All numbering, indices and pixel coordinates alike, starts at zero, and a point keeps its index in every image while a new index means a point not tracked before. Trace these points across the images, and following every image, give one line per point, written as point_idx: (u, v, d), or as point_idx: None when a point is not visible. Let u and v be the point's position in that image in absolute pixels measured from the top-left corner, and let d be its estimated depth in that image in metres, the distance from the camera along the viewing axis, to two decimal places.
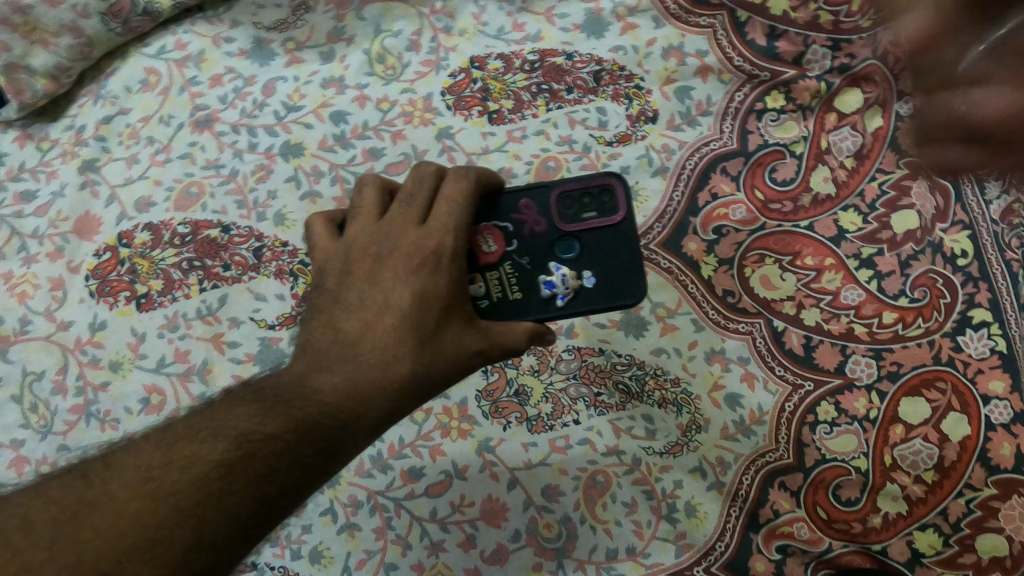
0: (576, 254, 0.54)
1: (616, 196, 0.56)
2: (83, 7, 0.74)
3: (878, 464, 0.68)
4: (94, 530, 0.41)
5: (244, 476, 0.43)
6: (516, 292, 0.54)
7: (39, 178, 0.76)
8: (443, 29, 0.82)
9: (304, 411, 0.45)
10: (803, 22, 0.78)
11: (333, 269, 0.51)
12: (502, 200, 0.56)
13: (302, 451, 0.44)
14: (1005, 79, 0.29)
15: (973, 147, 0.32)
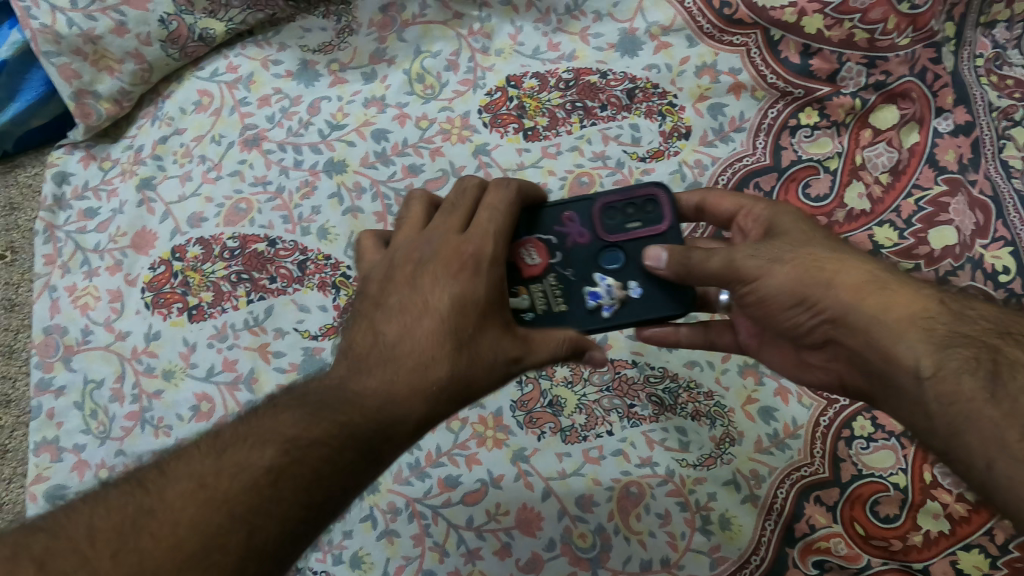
0: (621, 265, 0.55)
1: (660, 206, 0.57)
2: (145, 35, 0.78)
3: (918, 481, 0.68)
4: (154, 538, 0.39)
5: (289, 479, 0.42)
6: (560, 303, 0.55)
7: (101, 196, 0.81)
8: (480, 50, 0.84)
9: (348, 415, 0.45)
10: (838, 40, 0.77)
11: (376, 276, 0.52)
12: (545, 213, 0.57)
13: (343, 455, 0.44)
14: (765, 277, 0.50)
15: (756, 311, 0.52)
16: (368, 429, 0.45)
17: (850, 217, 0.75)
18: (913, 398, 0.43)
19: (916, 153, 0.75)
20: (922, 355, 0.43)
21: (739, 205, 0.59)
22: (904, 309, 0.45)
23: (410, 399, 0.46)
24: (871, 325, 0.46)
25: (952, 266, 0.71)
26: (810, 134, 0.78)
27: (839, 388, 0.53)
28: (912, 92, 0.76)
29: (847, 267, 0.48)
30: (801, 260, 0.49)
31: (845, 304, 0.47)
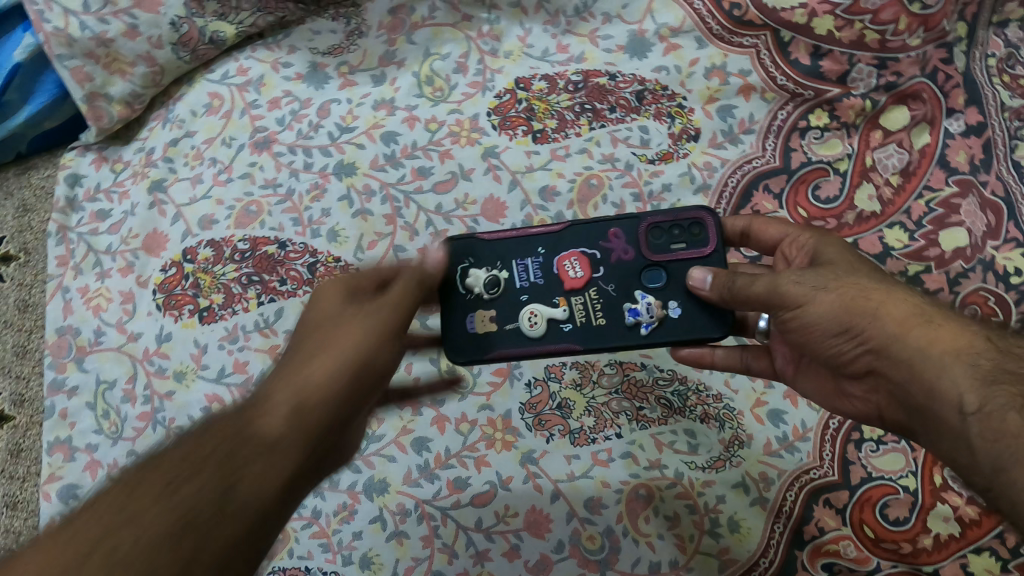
0: (663, 285, 0.56)
1: (707, 230, 0.57)
2: (156, 38, 0.79)
3: (928, 484, 0.68)
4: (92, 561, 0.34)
5: (138, 520, 0.36)
6: (600, 317, 0.56)
7: (113, 198, 0.81)
8: (489, 52, 0.84)
9: (200, 444, 0.40)
10: (848, 41, 0.77)
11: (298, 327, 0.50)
12: (593, 227, 0.59)
13: (201, 482, 0.38)
14: (809, 304, 0.49)
15: (795, 338, 0.51)
16: (150, 463, 0.39)
17: (861, 218, 0.75)
18: (957, 434, 0.43)
19: (927, 155, 0.75)
20: (968, 390, 0.43)
21: (784, 233, 0.59)
22: (949, 343, 0.45)
23: (263, 416, 0.42)
24: (915, 357, 0.45)
25: (963, 267, 0.71)
26: (819, 136, 0.78)
27: (876, 420, 0.53)
28: (924, 93, 0.75)
29: (893, 297, 0.47)
30: (846, 289, 0.48)
31: (890, 335, 0.46)
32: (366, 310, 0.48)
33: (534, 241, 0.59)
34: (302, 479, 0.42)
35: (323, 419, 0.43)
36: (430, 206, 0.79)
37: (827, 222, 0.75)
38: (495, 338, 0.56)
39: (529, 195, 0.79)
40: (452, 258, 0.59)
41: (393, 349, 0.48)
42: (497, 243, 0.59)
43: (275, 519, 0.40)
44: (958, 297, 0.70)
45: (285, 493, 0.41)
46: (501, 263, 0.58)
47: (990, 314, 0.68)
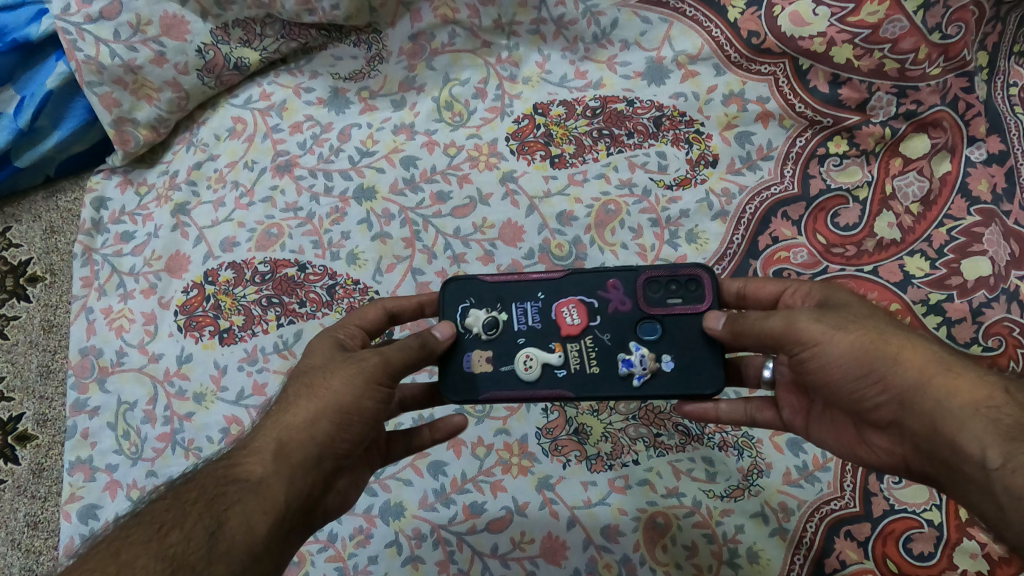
0: (657, 338, 0.58)
1: (703, 287, 0.58)
2: (183, 65, 0.80)
3: (953, 518, 0.67)
4: (122, 562, 0.41)
5: (137, 562, 0.41)
6: (594, 366, 0.57)
7: (137, 220, 0.82)
8: (508, 78, 0.85)
9: (195, 487, 0.46)
10: (867, 70, 0.76)
11: (293, 373, 0.54)
12: (592, 276, 0.60)
13: (193, 524, 0.44)
14: (829, 347, 0.48)
15: (814, 381, 0.51)
16: (167, 499, 0.46)
17: (881, 246, 0.75)
18: (984, 490, 0.43)
19: (948, 183, 0.74)
20: (990, 445, 0.42)
21: (784, 287, 0.58)
22: (968, 395, 0.44)
23: (252, 458, 0.48)
24: (937, 408, 0.45)
25: (986, 297, 0.70)
26: (838, 164, 0.78)
27: (901, 471, 0.52)
28: (944, 122, 0.75)
29: (912, 344, 0.47)
30: (866, 331, 0.48)
31: (911, 384, 0.46)
32: (351, 357, 0.52)
33: (533, 286, 0.60)
34: (290, 513, 0.48)
35: (305, 460, 0.49)
36: (448, 229, 0.80)
37: (846, 250, 0.75)
38: (490, 378, 0.58)
39: (547, 220, 0.80)
40: (454, 298, 0.61)
41: (377, 396, 0.51)
42: (498, 285, 0.61)
43: (264, 551, 0.46)
44: (981, 328, 0.69)
45: (273, 527, 0.46)
46: (501, 305, 0.60)
47: (1015, 344, 0.68)
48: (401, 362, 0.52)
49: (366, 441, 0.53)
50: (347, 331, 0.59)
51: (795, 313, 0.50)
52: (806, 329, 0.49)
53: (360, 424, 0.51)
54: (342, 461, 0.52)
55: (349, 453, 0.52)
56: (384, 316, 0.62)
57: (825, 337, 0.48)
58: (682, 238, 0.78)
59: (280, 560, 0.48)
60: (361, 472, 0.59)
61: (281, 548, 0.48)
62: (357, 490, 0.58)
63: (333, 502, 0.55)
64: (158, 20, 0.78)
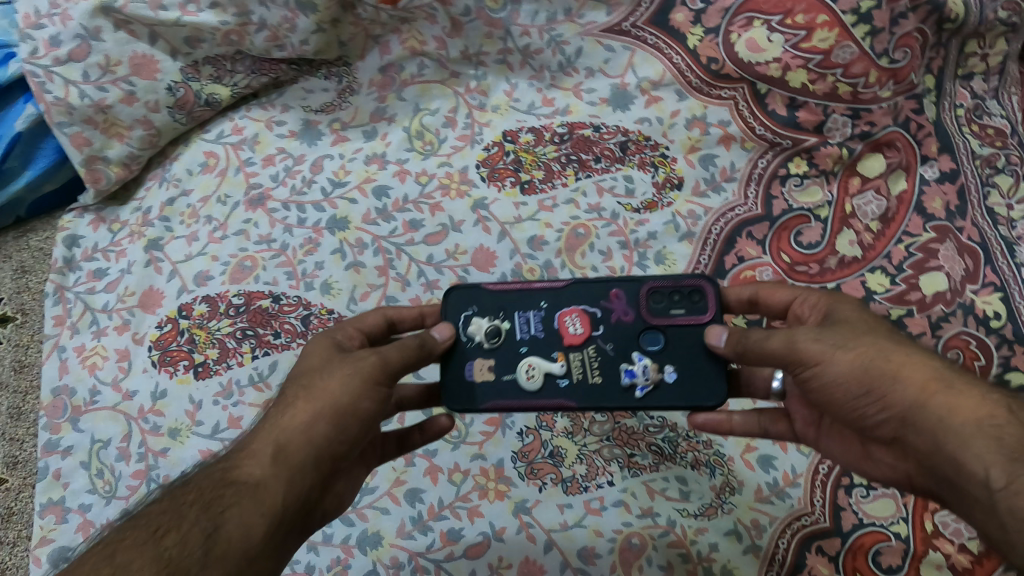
0: (660, 348, 0.59)
1: (706, 298, 0.60)
2: (154, 102, 0.82)
3: (919, 530, 0.68)
4: (119, 566, 0.43)
5: (132, 565, 0.43)
6: (597, 376, 0.59)
7: (110, 257, 0.83)
8: (477, 106, 0.87)
9: (191, 491, 0.48)
10: (822, 94, 0.78)
11: (291, 375, 0.56)
12: (596, 285, 0.62)
13: (188, 527, 0.45)
14: (829, 367, 0.50)
15: (817, 398, 0.52)
16: (166, 501, 0.48)
17: (843, 263, 0.77)
18: (987, 509, 0.43)
19: (905, 201, 0.77)
20: (993, 465, 0.43)
21: (794, 295, 0.59)
22: (970, 413, 0.45)
23: (250, 460, 0.49)
24: (939, 427, 0.46)
25: (944, 311, 0.72)
26: (799, 184, 0.80)
27: (904, 485, 0.53)
28: (898, 142, 0.77)
29: (913, 361, 0.48)
30: (866, 349, 0.49)
31: (912, 402, 0.47)
32: (349, 358, 0.53)
33: (536, 295, 0.62)
34: (288, 514, 0.49)
35: (303, 461, 0.50)
36: (421, 256, 0.81)
37: (810, 268, 0.77)
38: (491, 389, 0.60)
39: (518, 245, 0.81)
40: (457, 306, 0.62)
41: (375, 395, 0.52)
42: (500, 293, 0.62)
43: (261, 552, 0.47)
44: (940, 341, 0.70)
45: (270, 529, 0.47)
46: (503, 313, 0.62)
47: (972, 358, 0.69)
48: (398, 361, 0.53)
49: (363, 441, 0.54)
50: (344, 331, 0.60)
51: (795, 332, 0.51)
52: (806, 349, 0.50)
53: (357, 423, 0.52)
54: (339, 462, 0.53)
55: (346, 453, 0.53)
56: (384, 323, 0.62)
57: (824, 357, 0.50)
58: (651, 259, 0.80)
59: (277, 561, 0.49)
60: (358, 472, 0.61)
61: (279, 547, 0.49)
62: (353, 490, 0.60)
63: (329, 503, 0.57)
64: (128, 60, 0.79)
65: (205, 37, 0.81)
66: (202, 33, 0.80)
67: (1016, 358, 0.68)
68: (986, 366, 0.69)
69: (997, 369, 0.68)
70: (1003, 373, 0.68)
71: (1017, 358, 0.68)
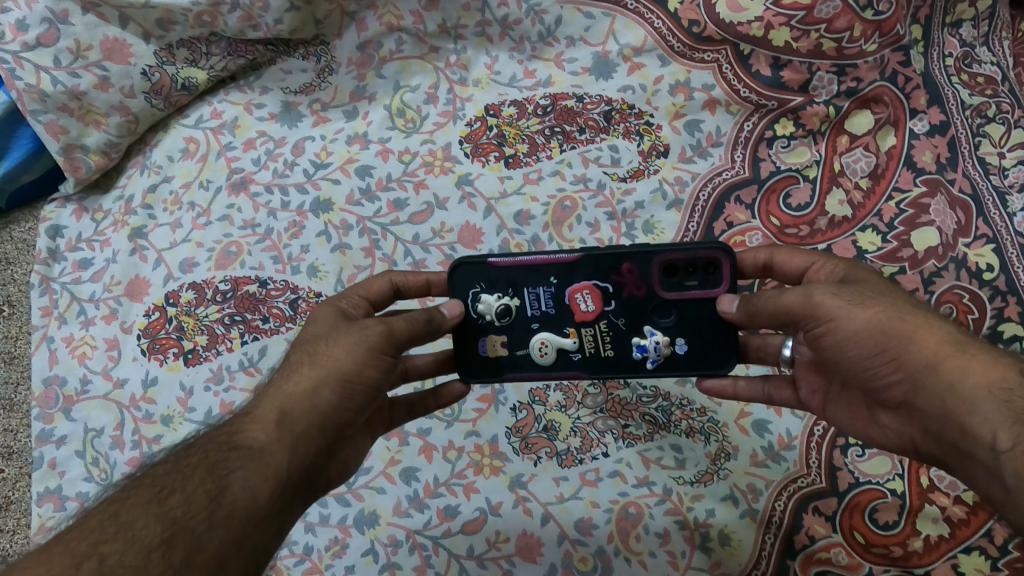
0: (672, 322, 0.59)
1: (722, 270, 0.58)
2: (128, 88, 0.81)
3: (915, 486, 0.68)
4: (122, 526, 0.42)
5: (135, 524, 0.42)
6: (609, 349, 0.60)
7: (94, 246, 0.83)
8: (458, 81, 0.86)
9: (196, 453, 0.47)
10: (806, 51, 0.77)
11: (295, 341, 0.56)
12: (607, 259, 0.59)
13: (194, 487, 0.44)
14: (847, 326, 0.48)
15: (829, 358, 0.51)
16: (169, 463, 0.47)
17: (833, 224, 0.75)
18: (992, 471, 0.43)
19: (894, 156, 0.76)
20: (1001, 428, 0.42)
21: (810, 261, 0.57)
22: (982, 376, 0.44)
23: (254, 424, 0.50)
24: (949, 389, 0.45)
25: (936, 266, 0.71)
26: (786, 145, 0.79)
27: (909, 451, 0.53)
28: (885, 97, 0.76)
29: (928, 324, 0.47)
30: (883, 308, 0.48)
31: (925, 363, 0.46)
32: (354, 326, 0.54)
33: (545, 269, 0.60)
34: (292, 480, 0.49)
35: (308, 427, 0.50)
36: (407, 236, 0.80)
37: (800, 230, 0.76)
38: (509, 362, 0.61)
39: (504, 220, 0.80)
40: (465, 280, 0.61)
41: (380, 364, 0.53)
42: (508, 269, 0.60)
43: (266, 516, 0.47)
44: (933, 297, 0.69)
45: (275, 494, 0.47)
46: (512, 289, 0.60)
47: (966, 311, 0.68)
48: (404, 331, 0.54)
49: (367, 410, 0.55)
50: (349, 299, 0.60)
51: (815, 289, 0.49)
52: (825, 306, 0.49)
53: (362, 393, 0.53)
54: (344, 429, 0.53)
55: (351, 422, 0.53)
56: (389, 287, 0.63)
57: (842, 315, 0.48)
58: (639, 229, 0.79)
59: (282, 526, 0.49)
60: (364, 441, 0.61)
61: (284, 516, 0.49)
62: (357, 459, 0.60)
63: (333, 471, 0.57)
64: (99, 44, 0.78)
65: (177, 19, 0.79)
66: (173, 15, 0.79)
67: (1010, 309, 0.67)
68: (979, 319, 0.68)
69: (991, 321, 0.68)
70: (997, 325, 0.67)
71: (1011, 309, 0.67)
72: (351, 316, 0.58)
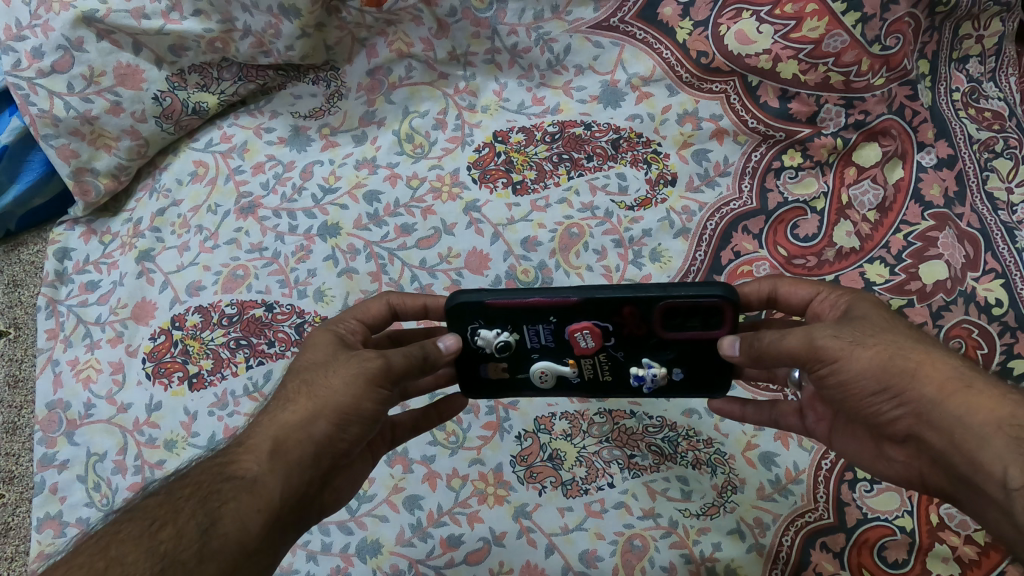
0: (670, 355, 0.59)
1: (725, 316, 0.56)
2: (140, 112, 0.82)
3: (924, 524, 0.67)
4: (111, 559, 0.42)
5: (126, 558, 0.42)
6: (606, 375, 0.61)
7: (102, 269, 0.83)
8: (466, 107, 0.86)
9: (188, 484, 0.47)
10: (814, 84, 0.77)
11: (291, 369, 0.55)
12: (607, 301, 0.57)
13: (185, 520, 0.44)
14: (848, 367, 0.48)
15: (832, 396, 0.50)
16: (160, 494, 0.47)
17: (840, 255, 0.75)
18: (1004, 509, 0.42)
19: (902, 188, 0.76)
20: (1012, 465, 0.41)
21: (815, 291, 0.57)
22: (989, 412, 0.44)
23: (247, 455, 0.49)
24: (956, 425, 0.45)
25: (945, 300, 0.70)
26: (794, 176, 0.79)
27: (917, 484, 0.52)
28: (893, 129, 0.76)
29: (932, 358, 0.47)
30: (885, 346, 0.48)
31: (930, 400, 0.46)
32: (353, 357, 0.53)
33: (544, 308, 0.58)
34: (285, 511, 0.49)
35: (302, 458, 0.50)
36: (414, 261, 0.80)
37: (807, 261, 0.76)
38: (509, 385, 0.62)
39: (511, 246, 0.80)
40: (463, 317, 0.60)
41: (376, 397, 0.52)
42: (508, 306, 0.58)
43: (258, 548, 0.47)
44: (942, 331, 0.69)
45: (267, 525, 0.47)
46: (512, 324, 0.59)
47: (975, 346, 0.68)
48: (402, 367, 0.53)
49: (365, 440, 0.54)
50: (348, 325, 0.60)
51: (814, 330, 0.49)
52: (825, 347, 0.48)
53: (358, 424, 0.52)
54: (340, 460, 0.53)
55: (348, 452, 0.53)
56: (387, 310, 0.63)
57: (843, 356, 0.48)
58: (646, 257, 0.79)
59: (274, 556, 0.49)
60: (359, 469, 0.61)
61: (276, 546, 0.49)
62: (353, 485, 0.60)
63: (328, 499, 0.57)
64: (111, 70, 0.79)
65: (189, 45, 0.80)
66: (186, 41, 0.80)
67: (1020, 346, 0.66)
68: (988, 354, 0.67)
69: (1000, 357, 0.67)
70: (1006, 361, 0.66)
71: (1021, 346, 0.66)
72: (348, 345, 0.57)
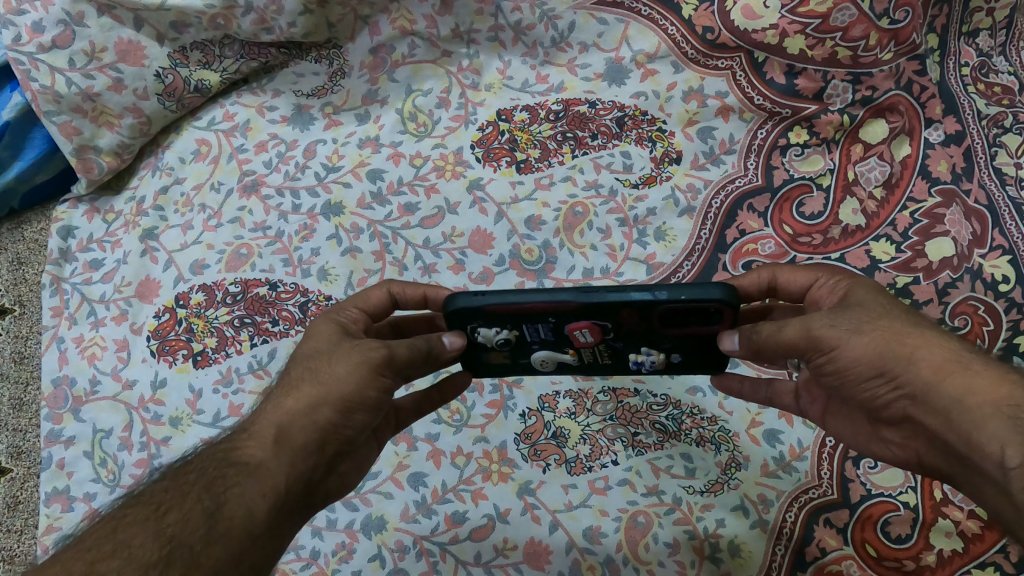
0: (670, 345, 0.58)
1: (726, 316, 0.54)
2: (142, 90, 0.82)
3: (928, 499, 0.67)
4: (122, 542, 0.43)
5: (134, 541, 0.43)
6: (606, 359, 0.61)
7: (105, 247, 0.83)
8: (470, 86, 0.86)
9: (195, 470, 0.47)
10: (821, 59, 0.77)
11: (293, 358, 0.55)
12: (606, 305, 0.54)
13: (191, 504, 0.45)
14: (848, 354, 0.48)
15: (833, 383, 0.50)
16: (169, 479, 0.48)
17: (846, 232, 0.75)
18: (1002, 489, 0.42)
19: (909, 165, 0.75)
20: (1009, 444, 0.41)
21: (813, 277, 0.57)
22: (986, 393, 0.43)
23: (252, 441, 0.49)
24: (953, 406, 0.44)
25: (951, 277, 0.69)
26: (800, 153, 0.79)
27: (914, 465, 0.52)
28: (901, 106, 0.76)
29: (928, 342, 0.46)
30: (882, 333, 0.47)
31: (926, 382, 0.45)
32: (356, 345, 0.53)
33: (542, 312, 0.56)
34: (292, 495, 0.48)
35: (307, 443, 0.50)
36: (418, 240, 0.80)
37: (813, 239, 0.75)
38: (511, 367, 0.64)
39: (516, 225, 0.80)
40: (463, 319, 0.57)
41: (380, 385, 0.52)
42: (506, 314, 0.56)
43: (264, 533, 0.46)
44: (947, 308, 0.68)
45: (274, 508, 0.47)
46: (512, 324, 0.58)
47: (981, 323, 0.67)
48: (406, 358, 0.53)
49: (369, 426, 0.54)
50: (348, 313, 0.60)
51: (814, 320, 0.49)
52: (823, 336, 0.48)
53: (363, 411, 0.52)
54: (344, 446, 0.53)
55: (353, 438, 0.53)
56: (387, 297, 0.62)
57: (841, 344, 0.48)
58: (651, 236, 0.78)
59: (284, 541, 0.48)
60: (365, 454, 0.59)
61: (285, 531, 0.48)
62: (360, 473, 0.58)
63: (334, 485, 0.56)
64: (113, 46, 0.79)
65: (191, 22, 0.80)
66: (188, 17, 0.79)
67: None
68: (994, 331, 0.66)
69: (1007, 333, 0.66)
70: (1013, 338, 0.65)
71: None
72: (351, 334, 0.57)
